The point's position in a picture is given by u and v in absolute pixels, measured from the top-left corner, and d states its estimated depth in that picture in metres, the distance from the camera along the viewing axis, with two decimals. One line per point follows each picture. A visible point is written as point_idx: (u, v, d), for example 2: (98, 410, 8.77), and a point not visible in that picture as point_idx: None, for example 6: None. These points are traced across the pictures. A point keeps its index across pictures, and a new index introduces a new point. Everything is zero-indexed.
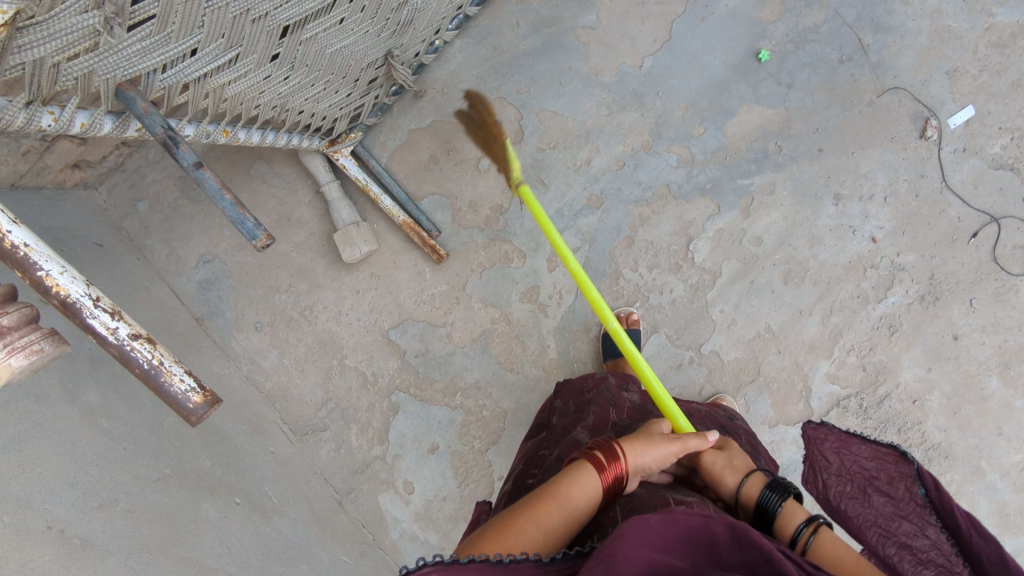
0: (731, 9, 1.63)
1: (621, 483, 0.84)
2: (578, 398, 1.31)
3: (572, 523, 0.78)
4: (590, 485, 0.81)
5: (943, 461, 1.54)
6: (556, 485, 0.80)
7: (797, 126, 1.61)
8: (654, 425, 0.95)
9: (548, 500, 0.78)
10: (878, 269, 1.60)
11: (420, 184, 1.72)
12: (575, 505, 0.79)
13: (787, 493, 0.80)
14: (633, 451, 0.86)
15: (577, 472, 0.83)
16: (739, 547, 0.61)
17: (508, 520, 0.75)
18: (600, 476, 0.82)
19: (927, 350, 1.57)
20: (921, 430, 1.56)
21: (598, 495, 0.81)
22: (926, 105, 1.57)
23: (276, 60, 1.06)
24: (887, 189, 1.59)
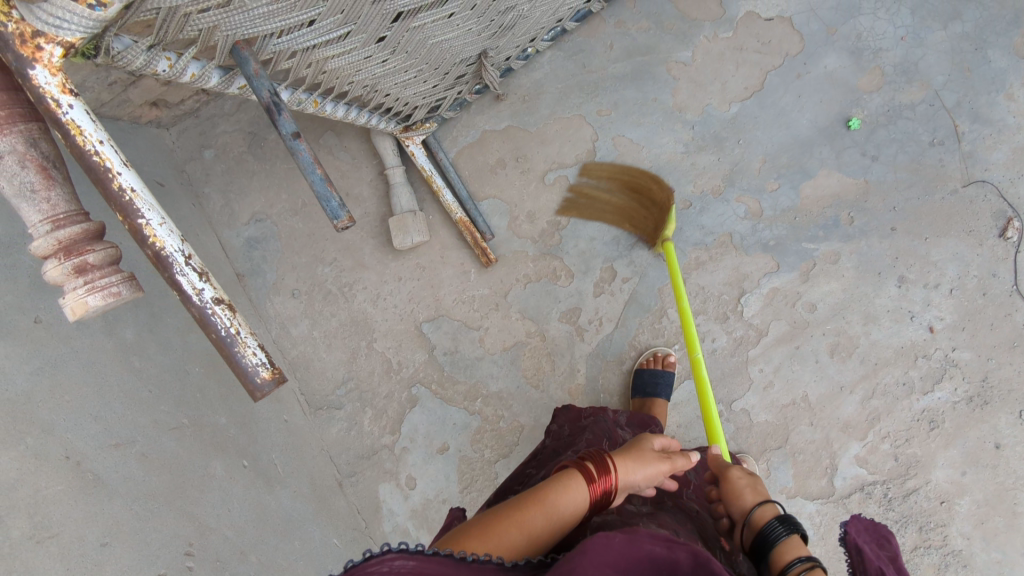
0: (830, 70, 1.59)
1: (607, 496, 0.87)
2: (573, 424, 1.33)
3: (556, 531, 0.79)
4: (576, 496, 0.83)
5: (959, 569, 1.52)
6: (541, 492, 0.82)
7: (874, 201, 1.57)
8: (645, 440, 1.01)
9: (534, 505, 0.79)
10: (930, 360, 1.55)
11: (482, 185, 1.70)
12: (561, 513, 0.80)
13: (791, 527, 0.85)
14: (619, 467, 0.90)
15: (564, 481, 0.85)
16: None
17: (492, 522, 0.76)
18: (588, 487, 0.84)
19: (963, 453, 1.53)
20: (943, 532, 1.53)
21: (583, 504, 0.83)
22: (1011, 205, 1.52)
23: (381, 43, 1.10)
24: (955, 281, 1.55)
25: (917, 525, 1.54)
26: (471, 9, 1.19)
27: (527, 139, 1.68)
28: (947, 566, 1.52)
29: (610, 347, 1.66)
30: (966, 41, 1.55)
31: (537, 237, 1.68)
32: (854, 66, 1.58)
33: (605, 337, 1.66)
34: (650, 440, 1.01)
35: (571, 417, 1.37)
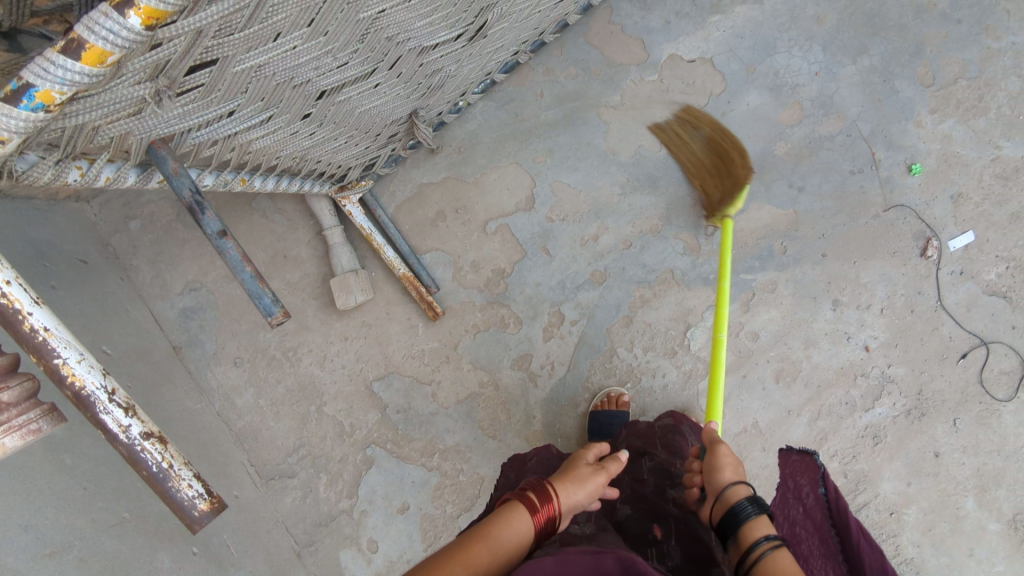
0: (753, 107, 1.65)
1: (553, 524, 0.81)
2: (519, 470, 1.23)
3: (503, 564, 0.71)
4: (522, 525, 0.76)
5: None
6: (481, 527, 0.75)
7: (804, 229, 1.63)
8: (577, 458, 0.99)
9: (478, 541, 0.71)
10: (868, 378, 1.61)
11: (423, 238, 1.68)
12: (506, 546, 0.73)
13: (763, 510, 0.81)
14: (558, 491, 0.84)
15: (506, 514, 0.78)
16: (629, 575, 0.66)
17: (430, 562, 0.67)
18: (530, 516, 0.78)
19: (908, 465, 1.59)
20: (895, 543, 1.58)
21: (528, 535, 0.77)
22: (929, 225, 1.61)
23: (307, 118, 1.09)
24: (885, 300, 1.62)
25: None
26: (398, 77, 1.19)
27: (465, 190, 1.68)
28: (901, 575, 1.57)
29: (563, 391, 1.65)
30: (874, 74, 1.64)
31: (482, 286, 1.67)
32: (774, 101, 1.65)
33: (558, 381, 1.66)
34: (582, 455, 0.99)
35: (516, 463, 1.27)
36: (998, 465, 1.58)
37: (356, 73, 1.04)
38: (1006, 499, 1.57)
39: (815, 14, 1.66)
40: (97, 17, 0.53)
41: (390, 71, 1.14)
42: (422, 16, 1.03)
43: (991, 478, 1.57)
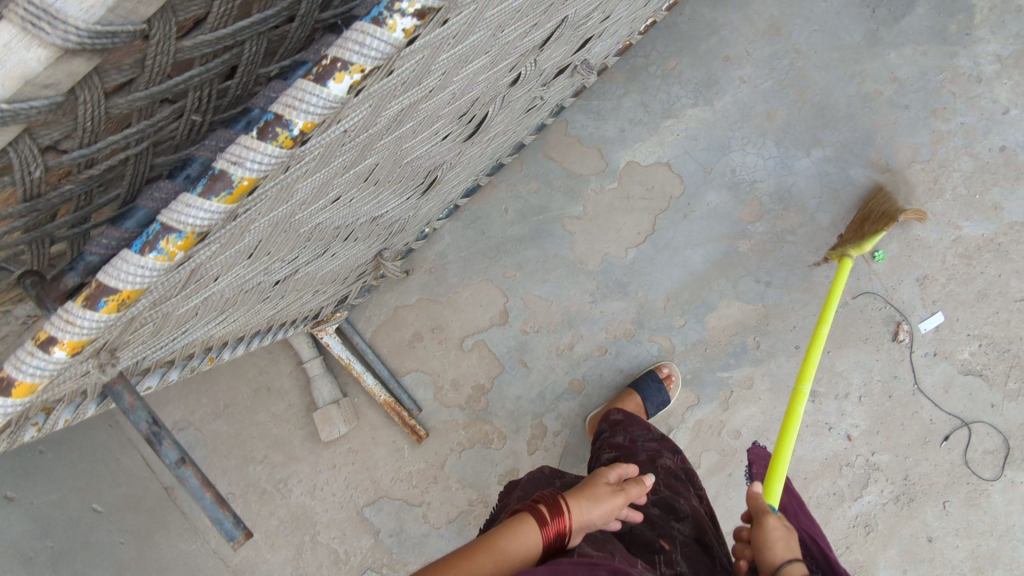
0: (713, 207, 1.68)
1: (565, 540, 0.81)
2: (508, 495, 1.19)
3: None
4: (527, 539, 0.77)
5: None
6: (489, 538, 0.76)
7: (775, 323, 1.65)
8: (597, 475, 0.96)
9: (483, 549, 0.73)
10: (853, 467, 1.62)
11: (402, 360, 1.70)
12: (513, 560, 0.74)
13: None
14: (568, 506, 0.84)
15: (515, 526, 0.79)
16: None
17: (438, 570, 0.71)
18: (537, 526, 0.79)
19: (902, 551, 1.58)
20: None
21: (536, 549, 0.77)
22: (898, 309, 1.63)
23: (267, 300, 1.10)
24: (862, 387, 1.63)
25: None
26: (355, 241, 1.20)
27: (439, 309, 1.71)
28: None
29: None
30: (829, 164, 1.67)
31: (464, 403, 1.69)
32: (733, 199, 1.68)
33: None
34: (604, 473, 0.97)
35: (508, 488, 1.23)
36: (993, 545, 1.57)
37: (309, 258, 1.05)
38: None
39: (765, 111, 1.70)
40: (24, 356, 0.55)
41: (346, 241, 1.15)
42: (368, 202, 1.02)
43: (986, 558, 1.56)
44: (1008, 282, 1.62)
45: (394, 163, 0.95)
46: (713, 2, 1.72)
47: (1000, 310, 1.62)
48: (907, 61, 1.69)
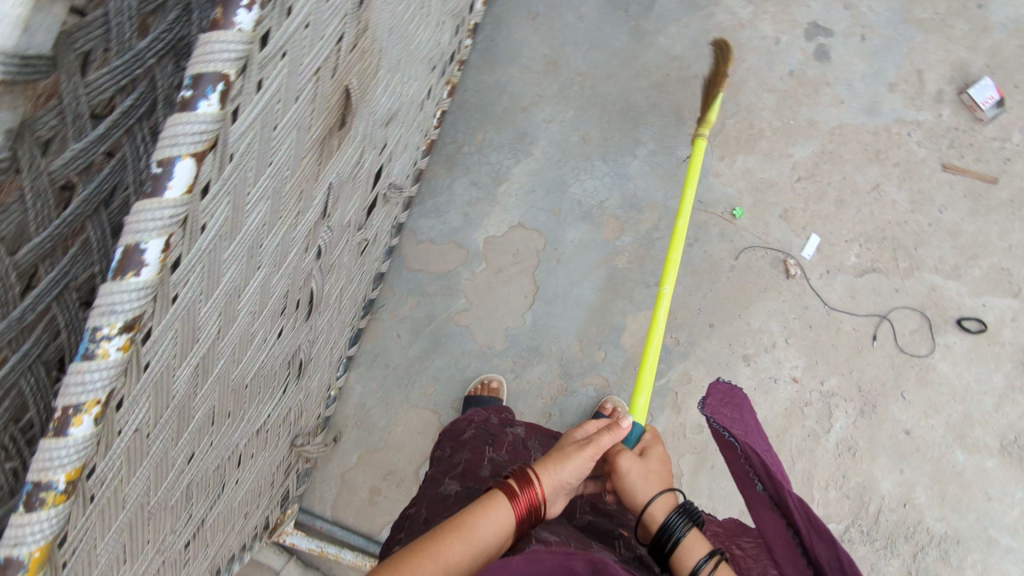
0: (576, 241, 1.73)
1: (540, 512, 0.83)
2: (455, 439, 1.20)
3: (478, 558, 0.75)
4: (496, 517, 0.79)
5: (957, 547, 1.52)
6: (457, 516, 0.78)
7: (681, 315, 1.70)
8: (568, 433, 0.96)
9: (451, 535, 0.75)
10: (813, 404, 1.62)
11: (372, 519, 1.64)
12: (483, 543, 0.76)
13: (692, 521, 0.82)
14: (541, 471, 0.86)
15: (487, 505, 0.80)
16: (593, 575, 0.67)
17: (406, 555, 0.72)
18: (506, 499, 0.81)
19: (890, 455, 1.58)
20: (925, 528, 1.53)
21: (507, 526, 0.79)
22: (778, 249, 1.71)
23: (190, 559, 1.08)
24: (784, 331, 1.67)
25: (904, 538, 1.53)
26: (254, 457, 1.19)
27: (384, 455, 1.68)
28: (948, 554, 1.51)
29: None
30: (655, 155, 1.75)
31: None
32: (590, 224, 1.74)
33: None
34: (574, 429, 0.96)
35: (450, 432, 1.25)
36: (962, 409, 1.60)
37: (209, 505, 1.04)
38: (984, 433, 1.58)
39: (580, 136, 1.78)
40: None
41: (243, 464, 1.14)
42: (235, 428, 1.02)
43: (962, 423, 1.59)
44: (853, 181, 1.73)
45: (235, 390, 0.95)
46: (489, 70, 1.86)
47: (860, 208, 1.71)
48: (677, 39, 1.82)
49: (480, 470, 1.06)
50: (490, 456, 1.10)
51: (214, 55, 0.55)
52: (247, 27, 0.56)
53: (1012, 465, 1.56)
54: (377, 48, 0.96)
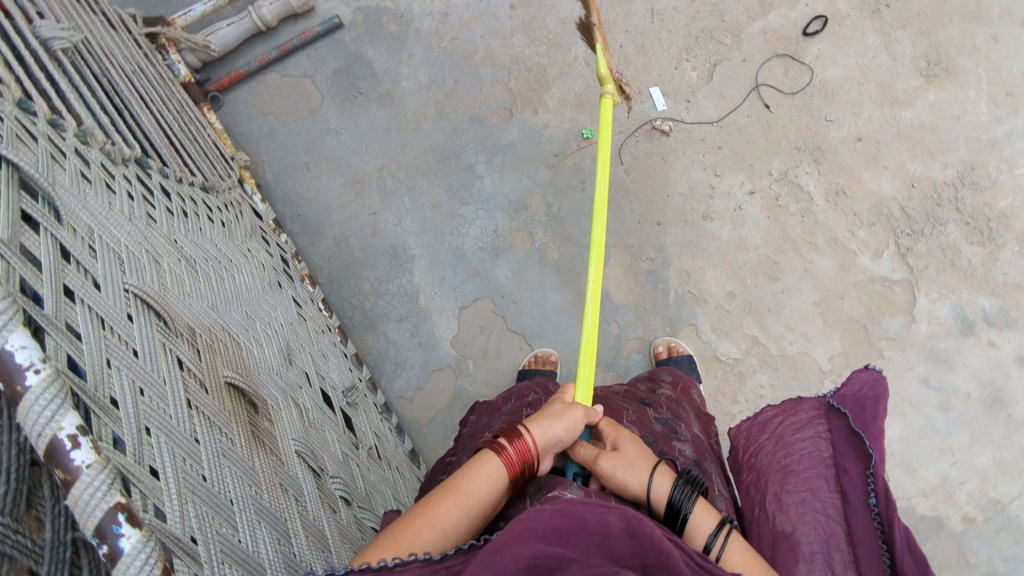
0: (512, 275, 1.68)
1: (535, 464, 0.75)
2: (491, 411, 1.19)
3: (472, 518, 0.68)
4: (490, 477, 0.72)
5: (970, 169, 1.67)
6: (452, 479, 0.71)
7: (634, 239, 1.69)
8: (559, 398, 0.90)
9: (447, 498, 0.68)
10: (782, 192, 1.69)
11: None
12: (480, 500, 0.70)
13: (700, 493, 0.72)
14: (536, 423, 0.78)
15: (482, 458, 0.73)
16: (630, 534, 0.56)
17: (402, 524, 0.65)
18: (498, 453, 0.73)
19: (865, 162, 1.69)
20: (934, 182, 1.67)
21: (500, 481, 0.72)
22: (643, 122, 1.75)
23: None
24: (707, 170, 1.71)
25: (937, 203, 1.65)
26: None
27: None
28: (968, 180, 1.66)
29: None
30: (493, 160, 1.75)
31: None
32: (505, 253, 1.70)
33: None
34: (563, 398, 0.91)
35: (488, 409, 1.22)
36: (870, 85, 1.74)
37: None
38: (897, 85, 1.74)
39: (430, 207, 1.74)
40: None
41: None
42: None
43: (879, 95, 1.73)
44: (636, 26, 1.82)
45: None
46: (310, 232, 1.74)
47: (660, 37, 1.81)
48: (415, 72, 1.82)
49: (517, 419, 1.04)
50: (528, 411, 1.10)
51: (68, 453, 0.57)
52: (71, 414, 0.58)
53: (941, 81, 1.73)
54: (215, 328, 0.93)
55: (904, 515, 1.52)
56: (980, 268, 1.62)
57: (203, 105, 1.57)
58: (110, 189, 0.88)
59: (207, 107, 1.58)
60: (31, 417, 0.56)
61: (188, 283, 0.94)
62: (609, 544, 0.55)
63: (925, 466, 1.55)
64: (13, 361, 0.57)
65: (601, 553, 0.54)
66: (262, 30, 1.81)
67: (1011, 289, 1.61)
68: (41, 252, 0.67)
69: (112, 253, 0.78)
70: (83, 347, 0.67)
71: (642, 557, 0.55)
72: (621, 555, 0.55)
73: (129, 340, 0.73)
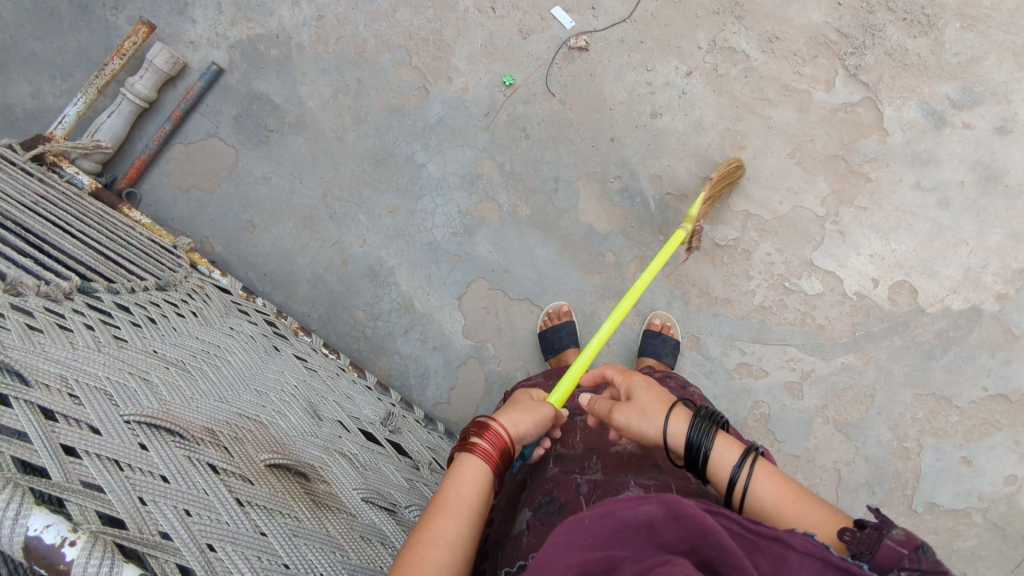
0: (492, 246, 1.64)
1: (511, 450, 0.80)
2: None
3: (471, 521, 0.71)
4: (475, 476, 0.76)
5: None
6: (442, 492, 0.73)
7: (594, 163, 1.64)
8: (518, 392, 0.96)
9: (441, 511, 0.70)
10: (716, 61, 1.64)
11: None
12: (472, 506, 0.73)
13: (717, 425, 0.71)
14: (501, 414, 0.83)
15: (462, 465, 0.77)
16: (676, 522, 0.53)
17: (407, 550, 0.67)
18: (475, 452, 0.77)
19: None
20: None
21: (484, 480, 0.76)
22: (558, 45, 1.68)
23: None
24: (638, 69, 1.66)
25: (869, 10, 1.61)
26: None
27: None
28: None
29: (820, 348, 1.56)
30: (428, 142, 1.69)
31: None
32: (478, 229, 1.65)
33: (812, 358, 1.56)
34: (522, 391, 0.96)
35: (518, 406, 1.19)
36: None
37: None
38: None
39: (387, 213, 1.68)
40: None
41: None
42: None
43: None
44: None
45: None
46: (281, 284, 1.68)
47: None
48: (316, 88, 1.73)
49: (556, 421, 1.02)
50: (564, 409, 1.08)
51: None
52: (128, 567, 0.55)
53: None
54: (232, 418, 0.88)
55: (943, 316, 1.54)
56: (931, 58, 1.59)
57: (122, 207, 1.49)
58: (65, 329, 0.82)
59: (127, 206, 1.50)
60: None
61: (186, 386, 0.89)
62: (656, 535, 0.53)
63: (947, 263, 1.55)
64: (43, 543, 0.53)
65: (651, 545, 0.53)
66: (147, 106, 1.71)
67: (968, 65, 1.58)
68: (23, 423, 0.62)
69: (95, 391, 0.73)
70: (110, 497, 0.62)
71: (690, 538, 0.52)
72: (669, 543, 0.53)
73: (153, 468, 0.68)
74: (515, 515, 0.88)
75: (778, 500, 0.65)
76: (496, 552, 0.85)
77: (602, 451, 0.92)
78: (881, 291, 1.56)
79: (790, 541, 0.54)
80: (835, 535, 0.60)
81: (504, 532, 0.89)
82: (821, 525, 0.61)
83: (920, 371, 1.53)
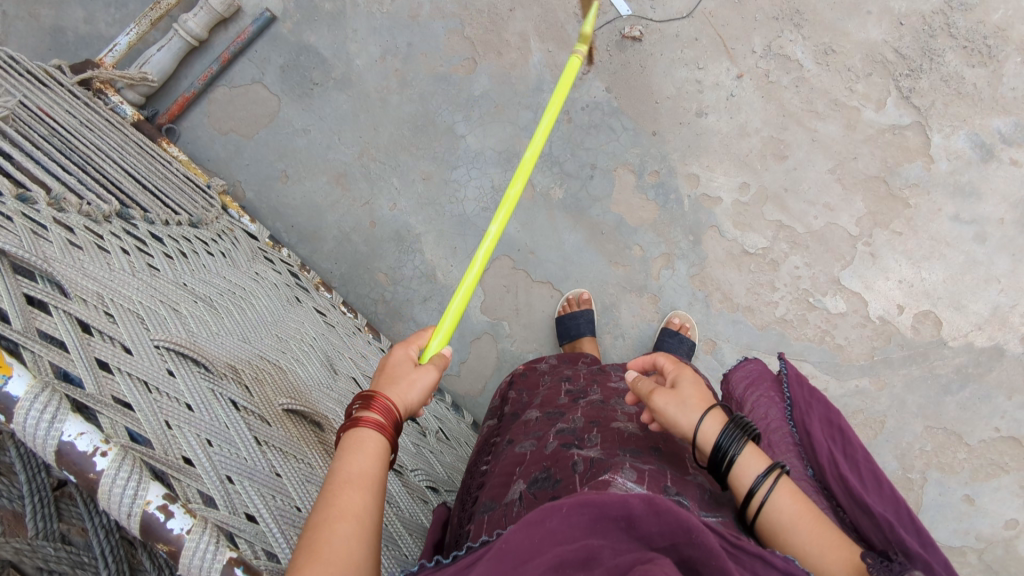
0: (521, 226, 1.63)
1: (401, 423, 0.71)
2: (532, 388, 1.12)
3: (378, 495, 0.63)
4: (375, 449, 0.66)
5: None
6: (341, 468, 0.63)
7: (634, 156, 1.63)
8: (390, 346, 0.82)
9: (345, 489, 0.61)
10: (768, 68, 1.62)
11: None
12: (376, 479, 0.64)
13: (748, 435, 0.68)
14: (392, 386, 0.73)
15: (356, 440, 0.66)
16: (657, 516, 0.52)
17: (312, 536, 0.57)
18: (369, 424, 0.67)
19: (847, 14, 1.61)
20: (923, 13, 1.58)
21: (383, 453, 0.67)
22: (611, 33, 1.66)
23: None
24: (689, 66, 1.64)
25: (932, 33, 1.57)
26: None
27: None
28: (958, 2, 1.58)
29: (836, 368, 1.55)
30: (469, 116, 1.68)
31: None
32: None
33: (828, 376, 1.55)
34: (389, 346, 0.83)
35: (529, 382, 1.16)
36: None
37: None
38: None
39: (421, 180, 1.68)
40: None
41: None
42: None
43: None
44: None
45: None
46: (308, 238, 1.69)
47: None
48: (365, 47, 1.72)
49: (558, 399, 1.00)
50: (568, 387, 1.05)
51: (164, 524, 0.56)
52: (154, 485, 0.57)
53: None
54: (254, 358, 0.89)
55: (964, 351, 1.52)
56: (987, 91, 1.56)
57: (160, 141, 1.50)
58: (102, 249, 0.83)
59: (165, 141, 1.50)
60: (114, 501, 0.55)
61: (212, 323, 0.89)
62: (637, 528, 0.52)
63: (975, 299, 1.53)
64: (76, 450, 0.54)
65: (631, 537, 0.52)
66: (196, 45, 1.71)
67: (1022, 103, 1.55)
68: (60, 332, 0.63)
69: (128, 313, 0.73)
70: (139, 416, 0.63)
71: (672, 535, 0.52)
72: (650, 536, 0.52)
73: (178, 395, 0.69)
74: (507, 483, 0.81)
75: (796, 518, 0.64)
76: (481, 516, 0.78)
77: (602, 426, 0.85)
78: (905, 318, 1.54)
79: (771, 559, 0.56)
80: (855, 562, 0.60)
81: (495, 498, 0.80)
82: (838, 550, 0.62)
83: (935, 404, 1.52)
